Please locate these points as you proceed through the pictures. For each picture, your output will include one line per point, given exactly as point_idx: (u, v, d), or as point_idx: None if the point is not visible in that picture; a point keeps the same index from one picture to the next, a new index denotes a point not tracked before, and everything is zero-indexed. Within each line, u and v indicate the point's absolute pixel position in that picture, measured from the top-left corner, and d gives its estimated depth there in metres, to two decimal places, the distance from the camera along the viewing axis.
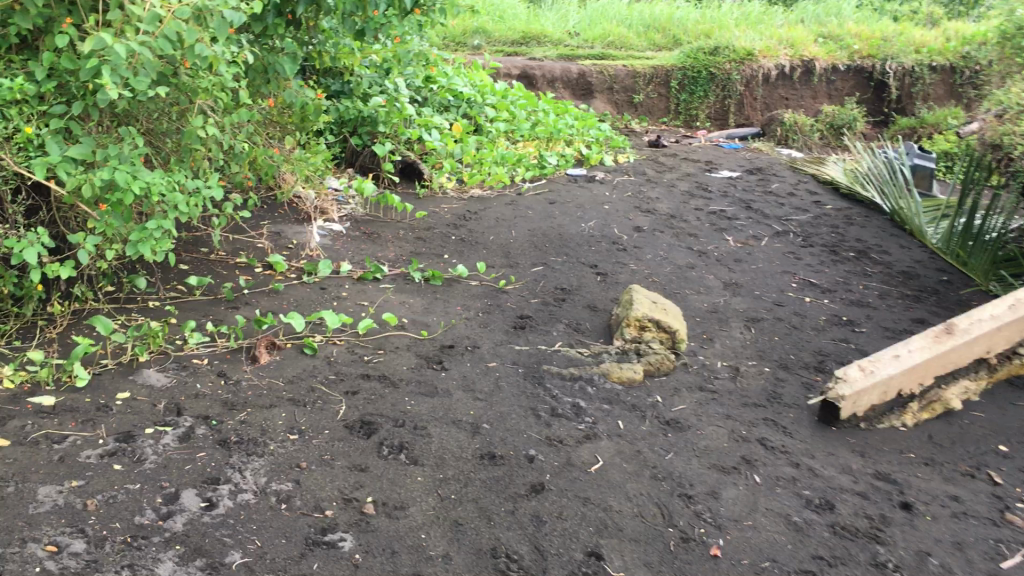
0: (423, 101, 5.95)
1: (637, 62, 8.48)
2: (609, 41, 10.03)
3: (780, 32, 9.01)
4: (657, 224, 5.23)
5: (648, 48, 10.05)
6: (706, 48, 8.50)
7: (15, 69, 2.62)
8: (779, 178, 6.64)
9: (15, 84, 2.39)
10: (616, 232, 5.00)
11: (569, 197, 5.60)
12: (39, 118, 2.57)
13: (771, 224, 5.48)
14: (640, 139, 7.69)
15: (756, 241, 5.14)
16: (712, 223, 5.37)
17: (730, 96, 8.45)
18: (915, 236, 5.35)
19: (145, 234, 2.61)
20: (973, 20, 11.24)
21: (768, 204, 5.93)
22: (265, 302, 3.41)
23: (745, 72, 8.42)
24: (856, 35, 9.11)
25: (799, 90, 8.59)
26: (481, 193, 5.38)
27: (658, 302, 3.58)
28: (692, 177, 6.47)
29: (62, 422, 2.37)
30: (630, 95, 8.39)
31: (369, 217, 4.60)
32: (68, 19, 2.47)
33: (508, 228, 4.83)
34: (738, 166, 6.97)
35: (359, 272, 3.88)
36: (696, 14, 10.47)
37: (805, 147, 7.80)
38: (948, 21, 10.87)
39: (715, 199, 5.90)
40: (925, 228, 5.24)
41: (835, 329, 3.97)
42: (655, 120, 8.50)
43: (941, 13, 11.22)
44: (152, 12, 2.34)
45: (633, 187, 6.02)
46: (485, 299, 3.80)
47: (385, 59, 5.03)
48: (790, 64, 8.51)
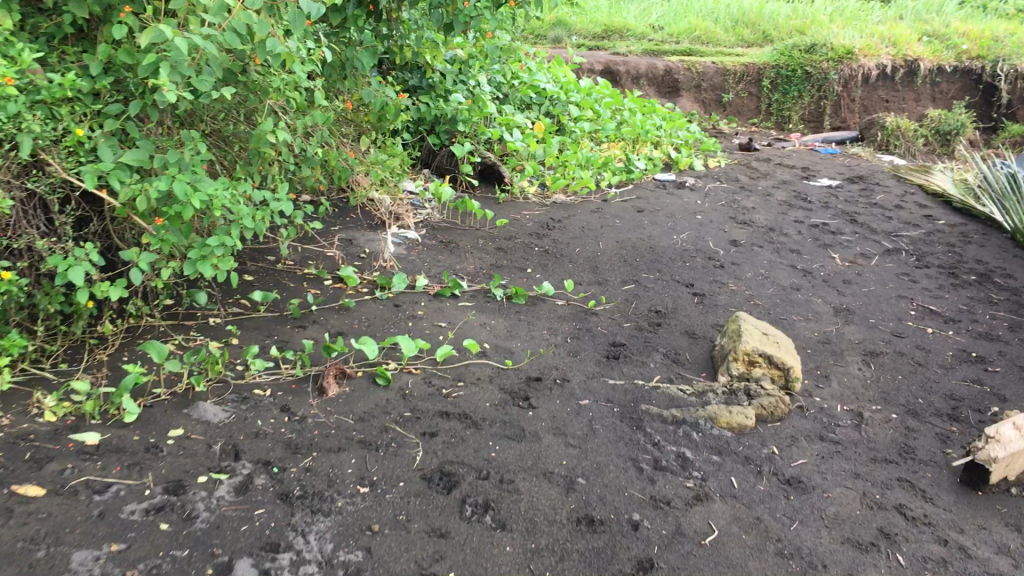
0: (505, 98, 5.66)
1: (727, 60, 8.05)
2: (695, 36, 9.59)
3: (881, 29, 8.47)
4: (755, 238, 4.83)
5: (736, 45, 9.58)
6: (802, 46, 8.02)
7: (68, 62, 2.35)
8: (883, 188, 6.16)
9: (65, 80, 2.11)
10: (711, 246, 4.62)
11: (658, 205, 5.22)
12: (93, 119, 2.30)
13: (880, 240, 5.03)
14: (729, 141, 7.25)
15: (865, 260, 4.70)
16: (815, 237, 4.95)
17: (826, 97, 7.95)
18: None
19: (205, 251, 2.32)
20: None
21: (874, 217, 5.47)
22: (335, 322, 3.12)
23: (843, 72, 7.88)
24: (965, 34, 8.50)
25: (900, 93, 8.07)
26: (564, 199, 5.03)
27: (769, 333, 3.20)
28: (788, 185, 6.03)
29: (105, 467, 2.10)
30: (719, 94, 8.01)
31: (446, 224, 4.30)
32: (127, 7, 2.18)
33: (594, 239, 4.47)
34: (837, 173, 6.50)
35: (436, 287, 3.57)
36: (787, 8, 9.95)
37: (909, 153, 7.27)
38: None
39: (816, 210, 5.46)
40: None
41: (965, 367, 3.54)
42: (744, 121, 8.08)
43: None
44: (220, 1, 2.03)
45: (726, 195, 5.61)
46: (574, 322, 3.46)
47: (469, 55, 4.71)
48: (891, 63, 7.97)
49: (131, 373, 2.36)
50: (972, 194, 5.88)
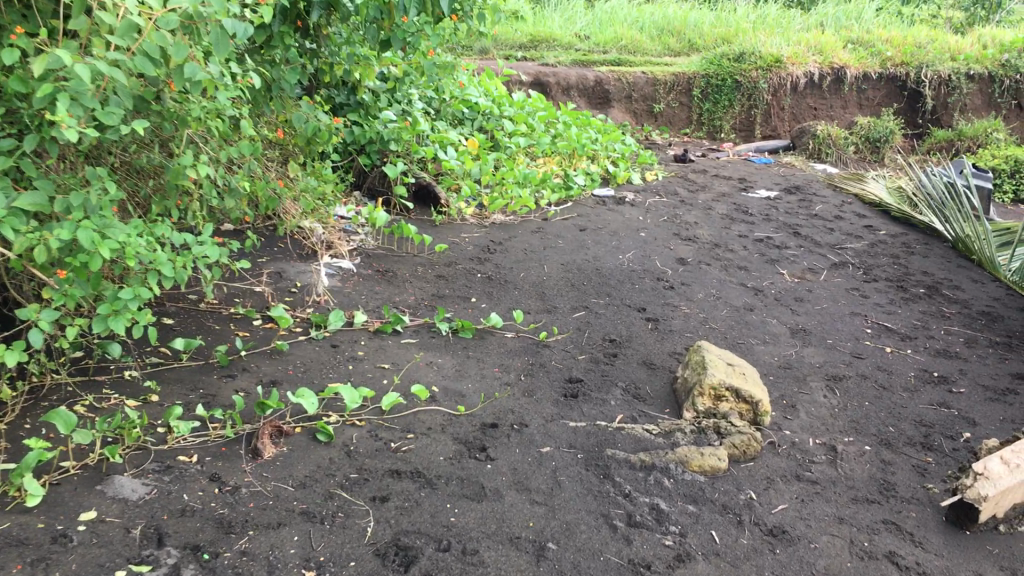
0: (436, 114, 5.42)
1: (657, 69, 7.92)
2: (621, 45, 9.46)
3: (807, 37, 8.45)
4: (702, 256, 4.67)
5: (663, 54, 9.49)
6: (731, 55, 7.96)
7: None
8: (821, 198, 6.08)
9: None
10: (658, 266, 4.44)
11: (599, 223, 5.03)
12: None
13: (825, 254, 4.93)
14: (664, 153, 7.12)
15: (814, 275, 4.58)
16: (761, 253, 4.82)
17: (756, 106, 7.90)
18: (986, 269, 4.82)
19: (118, 305, 2.02)
20: (998, 24, 10.68)
21: (817, 228, 5.37)
22: (267, 369, 2.84)
23: (772, 80, 7.85)
24: (888, 41, 8.55)
25: (828, 100, 8.04)
26: (503, 219, 4.84)
27: (734, 364, 3.02)
28: (728, 197, 5.91)
29: (3, 565, 1.81)
30: (650, 104, 7.87)
31: (382, 251, 4.05)
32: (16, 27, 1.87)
33: (537, 263, 4.26)
34: (774, 184, 6.42)
35: (375, 324, 3.31)
36: (712, 16, 9.91)
37: (841, 161, 7.22)
38: (974, 27, 10.33)
39: (758, 224, 5.35)
40: (999, 260, 4.70)
41: (929, 388, 3.41)
42: (677, 131, 7.92)
43: (962, 17, 10.69)
44: (129, 21, 1.75)
45: (667, 210, 5.46)
46: (525, 356, 3.23)
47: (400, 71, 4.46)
48: (819, 71, 7.95)
49: (34, 448, 2.07)
50: (911, 202, 5.83)
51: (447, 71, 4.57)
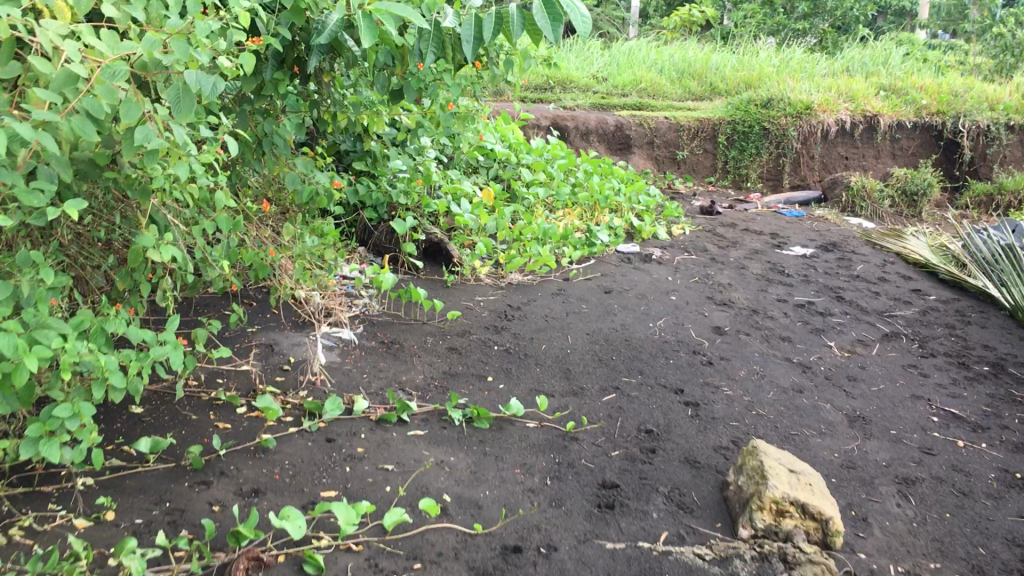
0: (450, 162, 5.03)
1: (680, 115, 7.54)
2: (640, 88, 9.09)
3: (836, 82, 8.07)
4: (739, 324, 4.24)
5: (684, 97, 9.12)
6: (758, 100, 7.58)
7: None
8: (860, 257, 5.65)
9: None
10: (694, 336, 4.01)
11: (625, 284, 4.61)
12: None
13: (874, 322, 4.49)
14: (689, 203, 6.72)
15: (865, 348, 4.13)
16: (805, 321, 4.38)
17: (785, 154, 7.51)
18: None
19: (52, 425, 1.58)
20: None
21: (861, 292, 4.94)
22: (250, 473, 2.39)
23: (802, 128, 7.45)
24: (922, 88, 8.16)
25: (860, 149, 7.65)
26: (521, 279, 4.42)
27: (797, 473, 2.55)
28: (761, 255, 5.48)
29: None
30: (673, 151, 7.48)
31: (388, 319, 3.64)
32: None
33: (560, 332, 3.83)
34: (808, 240, 6.00)
35: (378, 411, 2.87)
36: (734, 60, 9.55)
37: (876, 215, 6.81)
38: (1006, 77, 9.97)
39: (797, 286, 4.92)
40: None
41: (1016, 494, 2.96)
42: (700, 179, 7.57)
43: (991, 64, 10.33)
44: (63, 70, 1.36)
45: (697, 269, 5.03)
46: (551, 453, 2.78)
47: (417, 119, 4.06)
48: (851, 119, 7.55)
49: None
50: (964, 261, 5.37)
51: (462, 121, 4.18)
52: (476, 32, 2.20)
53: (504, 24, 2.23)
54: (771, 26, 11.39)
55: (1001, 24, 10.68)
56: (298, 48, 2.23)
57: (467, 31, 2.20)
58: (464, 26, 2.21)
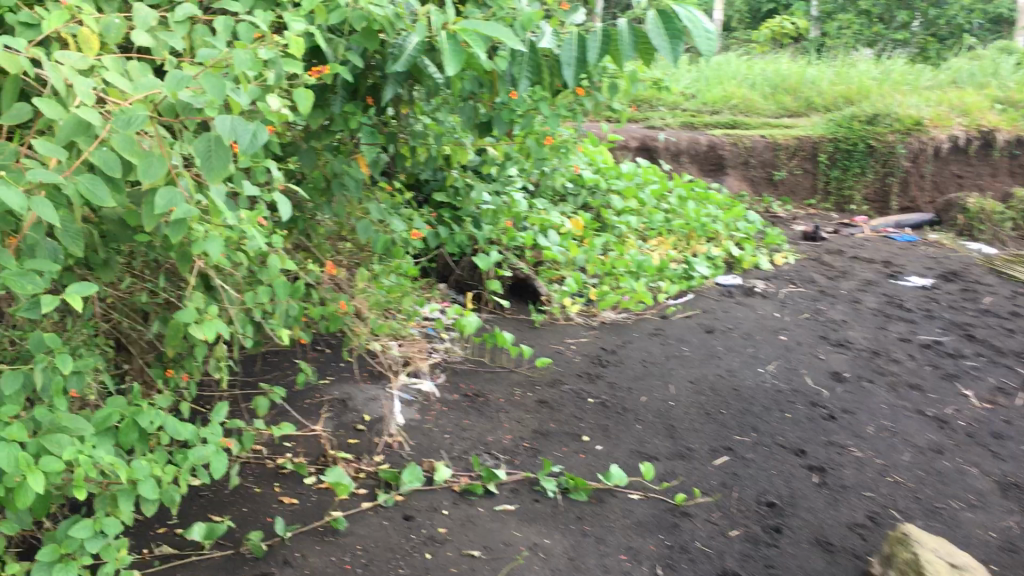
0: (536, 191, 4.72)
1: (778, 133, 7.15)
2: (732, 105, 8.67)
3: (947, 95, 7.52)
4: (859, 368, 3.81)
5: (778, 113, 8.65)
6: (863, 116, 7.06)
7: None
8: (987, 288, 5.13)
9: None
10: (810, 383, 3.59)
11: (729, 322, 4.21)
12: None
13: (1014, 365, 3.99)
14: (790, 229, 6.27)
15: (1008, 397, 3.65)
16: (933, 364, 3.91)
17: (893, 173, 6.95)
18: None
19: None
20: None
21: (994, 329, 4.43)
22: (317, 563, 2.08)
23: (911, 145, 6.92)
24: None
25: (976, 167, 7.05)
26: (614, 318, 4.08)
27: (960, 568, 2.11)
28: (875, 287, 5.02)
29: None
30: (770, 171, 7.07)
31: (471, 366, 3.35)
32: None
33: (661, 381, 3.46)
34: (924, 268, 5.49)
35: (462, 480, 2.54)
36: (832, 72, 9.03)
37: (998, 239, 6.25)
38: None
39: (920, 323, 4.44)
40: None
41: None
42: (799, 202, 7.12)
43: None
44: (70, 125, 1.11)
45: (805, 304, 4.61)
46: (660, 533, 2.41)
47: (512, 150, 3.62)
48: (965, 134, 6.99)
49: None
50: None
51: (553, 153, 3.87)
52: (581, 52, 1.89)
53: (612, 43, 1.90)
54: (869, 37, 10.81)
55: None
56: (372, 77, 1.93)
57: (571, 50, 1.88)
58: (565, 45, 1.89)
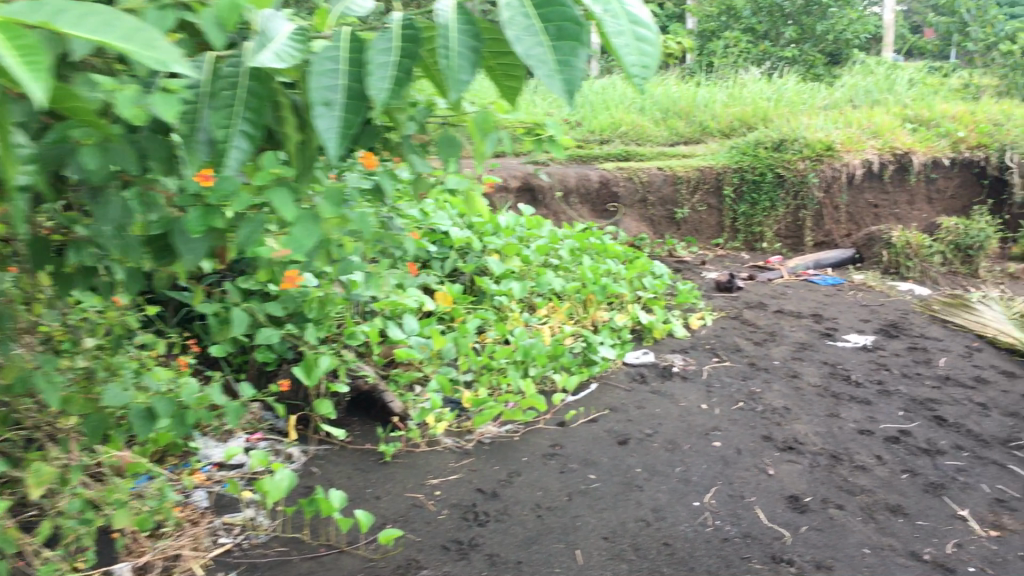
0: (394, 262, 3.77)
1: (676, 163, 6.44)
2: (621, 132, 7.74)
3: (854, 115, 7.02)
4: (817, 486, 2.94)
5: (671, 140, 7.80)
6: (768, 142, 6.47)
7: None
8: (936, 344, 4.45)
9: None
10: (765, 519, 2.71)
11: (646, 425, 3.30)
12: None
13: (1005, 463, 3.20)
14: (701, 278, 5.50)
15: (1013, 517, 2.83)
16: (910, 471, 3.10)
17: (805, 206, 6.42)
18: None
19: None
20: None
21: (963, 409, 3.67)
22: None
23: (823, 173, 6.41)
24: (955, 118, 7.09)
25: (891, 194, 6.64)
26: (496, 434, 3.08)
27: None
28: (811, 351, 4.24)
29: None
30: (671, 210, 6.37)
31: (281, 547, 2.28)
32: None
33: (562, 540, 2.48)
34: (861, 321, 4.80)
35: None
36: (723, 92, 8.33)
37: (928, 278, 5.74)
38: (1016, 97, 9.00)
39: (878, 405, 3.65)
40: None
41: None
42: (705, 242, 6.44)
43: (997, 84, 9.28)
44: None
45: (736, 386, 3.76)
46: None
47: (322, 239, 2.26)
48: (879, 159, 6.53)
49: None
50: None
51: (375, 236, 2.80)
52: (574, 81, 1.11)
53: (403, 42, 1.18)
54: (756, 55, 9.93)
55: (998, 18, 9.48)
56: None
57: (556, 86, 1.10)
58: (327, 74, 1.19)
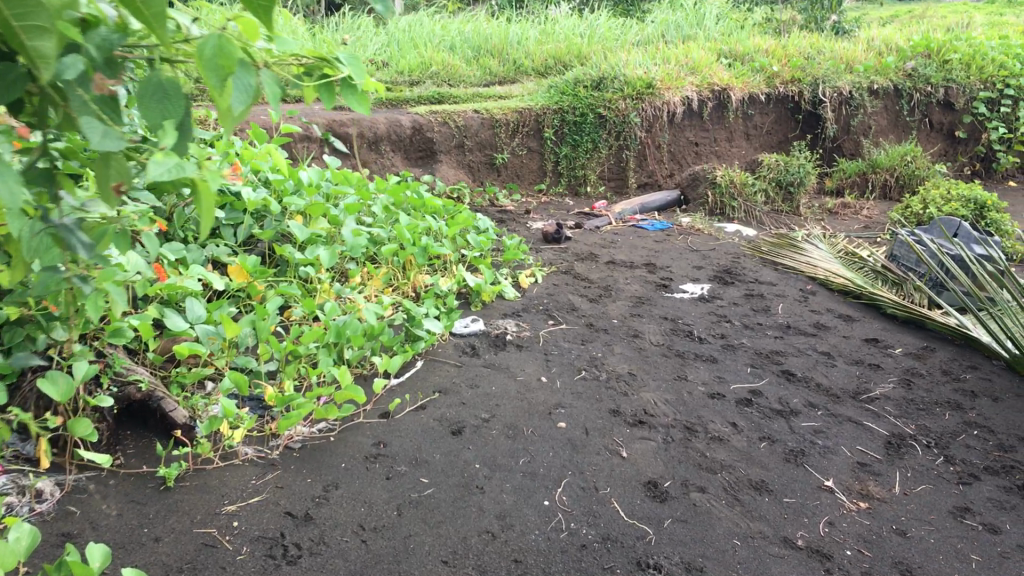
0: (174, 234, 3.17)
1: (492, 104, 6.02)
2: (432, 73, 7.20)
3: (671, 50, 6.80)
4: (675, 467, 2.64)
5: (484, 79, 7.36)
6: (587, 80, 6.16)
7: None
8: (771, 289, 4.30)
9: None
10: (623, 515, 2.37)
11: (481, 409, 2.90)
12: None
13: (859, 419, 3.03)
14: (528, 228, 5.14)
15: (879, 483, 2.64)
16: (768, 438, 2.85)
17: (628, 146, 6.18)
18: None
19: None
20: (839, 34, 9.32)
21: (809, 360, 3.49)
22: None
23: (644, 112, 6.17)
24: (767, 52, 7.02)
25: (710, 131, 6.50)
26: (310, 435, 2.59)
27: None
28: (650, 306, 3.97)
29: None
30: (490, 154, 5.96)
31: None
32: None
33: (396, 570, 2.05)
34: (694, 269, 4.58)
35: None
36: (536, 29, 7.95)
37: (752, 218, 5.65)
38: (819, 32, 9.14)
39: (725, 362, 3.42)
40: None
41: None
42: (527, 187, 6.09)
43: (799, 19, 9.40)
44: None
45: (576, 352, 3.42)
46: None
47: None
48: (698, 96, 6.36)
49: None
50: (935, 286, 4.18)
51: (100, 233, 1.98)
52: None
53: None
54: None
55: None
56: None
57: None
58: None
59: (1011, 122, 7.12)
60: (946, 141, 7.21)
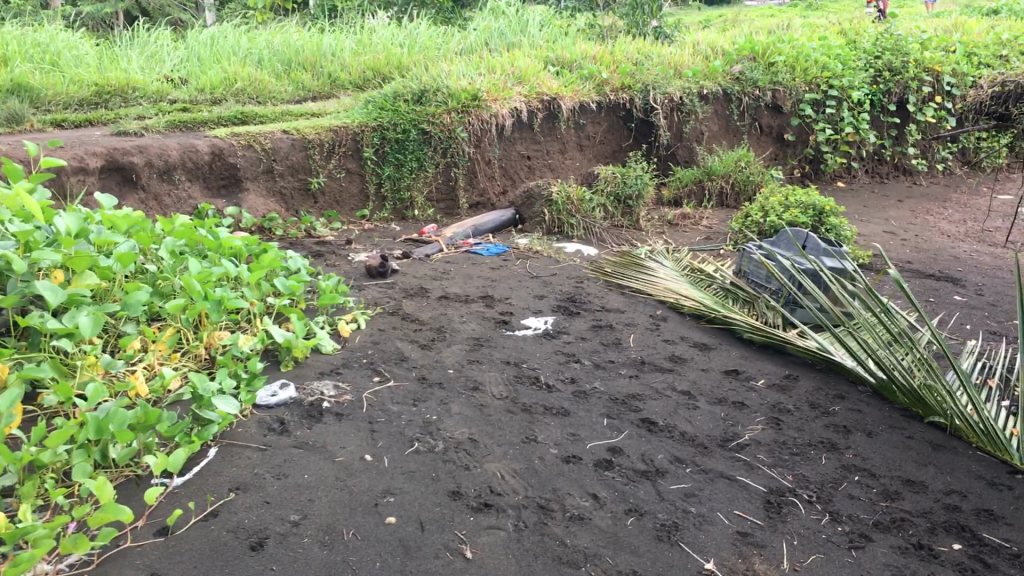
0: None
1: (303, 124, 5.43)
2: (235, 89, 6.50)
3: (496, 59, 6.40)
4: (530, 565, 2.17)
5: (297, 95, 6.73)
6: (407, 93, 5.66)
7: None
8: (620, 318, 3.93)
9: None
10: None
11: (290, 509, 2.33)
12: None
13: (731, 473, 2.66)
14: (350, 261, 4.59)
15: (766, 558, 2.26)
16: (636, 512, 2.43)
17: (456, 163, 5.71)
18: (965, 434, 2.88)
19: None
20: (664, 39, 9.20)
21: (670, 402, 3.11)
22: None
23: (471, 126, 5.72)
24: (595, 58, 6.73)
25: (542, 144, 6.13)
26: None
27: None
28: (490, 349, 3.51)
29: None
30: (304, 179, 5.35)
31: None
32: None
33: None
34: (535, 299, 4.16)
35: None
36: (351, 39, 7.38)
37: (592, 235, 5.30)
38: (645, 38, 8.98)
39: (579, 414, 2.99)
40: (993, 424, 2.75)
41: None
42: (348, 214, 5.52)
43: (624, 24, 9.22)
44: None
45: (408, 416, 2.91)
46: None
47: None
48: (527, 107, 5.98)
49: None
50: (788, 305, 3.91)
51: None
52: None
53: None
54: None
55: None
56: None
57: None
58: None
59: (835, 123, 7.10)
60: (776, 144, 7.14)
